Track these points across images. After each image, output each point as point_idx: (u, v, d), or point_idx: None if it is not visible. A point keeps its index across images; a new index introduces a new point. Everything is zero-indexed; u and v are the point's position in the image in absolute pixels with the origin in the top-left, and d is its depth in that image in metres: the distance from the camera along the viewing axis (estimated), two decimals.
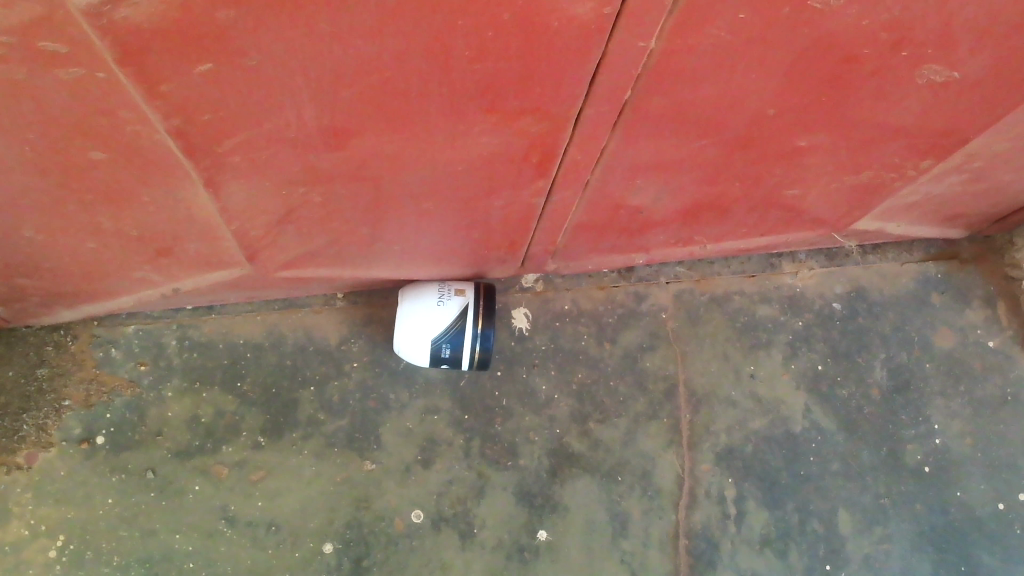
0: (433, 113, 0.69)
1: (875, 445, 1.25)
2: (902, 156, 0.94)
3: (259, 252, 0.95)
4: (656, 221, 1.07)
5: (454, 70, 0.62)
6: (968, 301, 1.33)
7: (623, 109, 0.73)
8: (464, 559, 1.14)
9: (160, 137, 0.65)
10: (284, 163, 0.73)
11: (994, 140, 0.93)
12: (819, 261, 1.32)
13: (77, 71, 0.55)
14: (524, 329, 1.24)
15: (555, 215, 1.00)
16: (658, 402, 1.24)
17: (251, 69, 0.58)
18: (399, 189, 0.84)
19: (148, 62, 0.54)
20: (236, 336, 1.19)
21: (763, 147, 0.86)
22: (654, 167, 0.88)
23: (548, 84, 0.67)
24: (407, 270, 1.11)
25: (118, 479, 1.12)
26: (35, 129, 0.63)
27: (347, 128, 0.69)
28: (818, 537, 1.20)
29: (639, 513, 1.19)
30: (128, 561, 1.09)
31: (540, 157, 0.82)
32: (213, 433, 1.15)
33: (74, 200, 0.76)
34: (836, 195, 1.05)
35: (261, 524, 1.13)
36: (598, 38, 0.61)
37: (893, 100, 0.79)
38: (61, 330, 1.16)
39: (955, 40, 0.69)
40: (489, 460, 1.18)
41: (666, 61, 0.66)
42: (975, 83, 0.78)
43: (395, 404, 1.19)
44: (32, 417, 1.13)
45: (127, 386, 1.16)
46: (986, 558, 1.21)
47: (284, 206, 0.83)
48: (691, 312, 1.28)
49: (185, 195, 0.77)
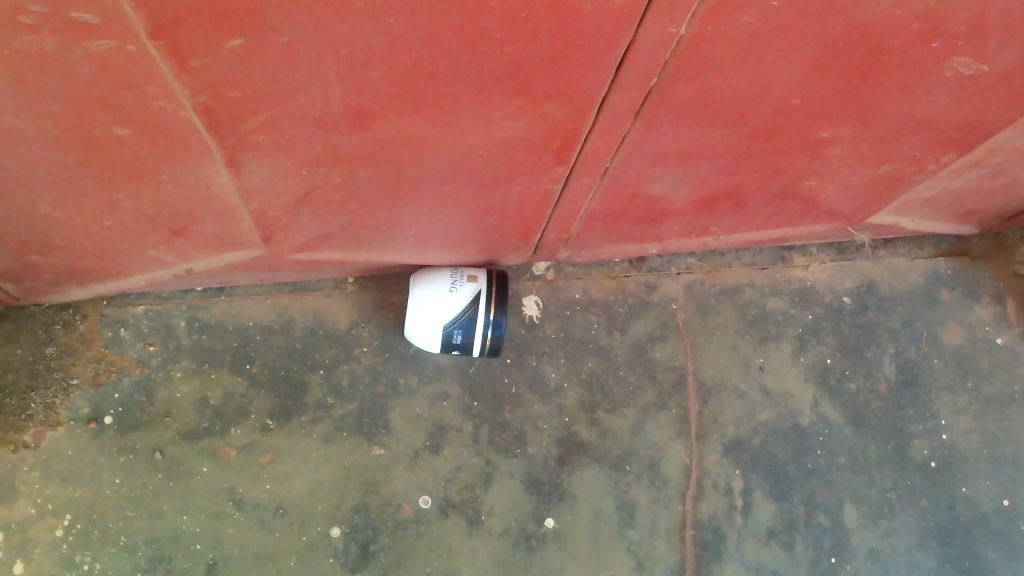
0: (460, 96, 0.68)
1: (883, 440, 1.25)
2: (923, 150, 0.94)
3: (274, 234, 0.95)
4: (672, 211, 1.06)
5: (484, 52, 0.61)
6: (977, 298, 1.33)
7: (649, 97, 0.72)
8: (471, 545, 1.14)
9: (185, 113, 0.64)
10: (307, 143, 0.72)
11: (1016, 136, 0.93)
12: (830, 255, 1.32)
13: (107, 44, 0.54)
14: (534, 317, 1.24)
15: (571, 203, 0.99)
16: (667, 393, 1.24)
17: (281, 46, 0.57)
18: (419, 173, 0.83)
19: (180, 37, 0.53)
20: (246, 318, 1.19)
21: (786, 138, 0.85)
22: (674, 155, 0.87)
23: (576, 69, 0.66)
24: (420, 254, 1.11)
25: (126, 460, 1.12)
26: (59, 102, 0.62)
27: (372, 109, 0.68)
28: (824, 530, 1.21)
29: (646, 503, 1.19)
30: (135, 542, 1.09)
31: (562, 143, 0.81)
32: (222, 415, 1.15)
33: (92, 176, 0.75)
34: (854, 188, 1.04)
35: (269, 507, 1.13)
36: (630, 23, 0.60)
37: (919, 92, 0.78)
38: (70, 309, 1.15)
39: (987, 33, 0.68)
40: (497, 447, 1.18)
41: (696, 49, 0.65)
42: (1004, 77, 0.77)
43: (404, 390, 1.19)
44: (40, 396, 1.12)
45: (137, 366, 1.15)
46: (989, 554, 1.22)
47: (303, 187, 0.82)
48: (702, 303, 1.28)
49: (205, 174, 0.76)
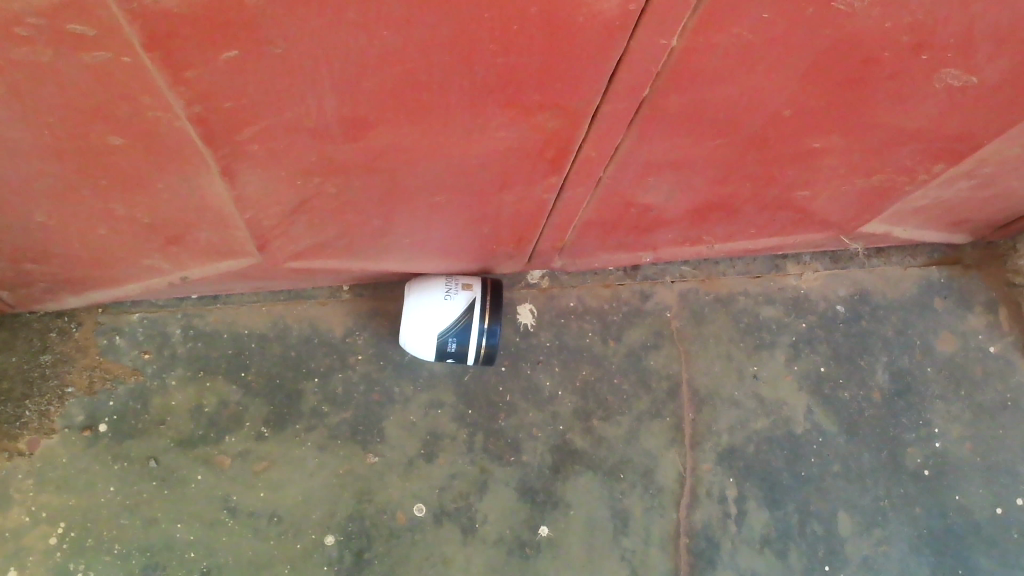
0: (453, 106, 0.69)
1: (876, 447, 1.26)
2: (914, 160, 0.95)
3: (270, 242, 0.95)
4: (665, 220, 1.07)
5: (478, 63, 0.62)
6: (970, 306, 1.34)
7: (640, 107, 0.73)
8: (466, 553, 1.14)
9: (180, 123, 0.65)
10: (301, 152, 0.73)
11: (1006, 146, 0.94)
12: (823, 263, 1.33)
13: (103, 55, 0.55)
14: (529, 325, 1.24)
15: (565, 212, 1.00)
16: (661, 401, 1.24)
17: (276, 57, 0.58)
18: (414, 182, 0.84)
19: (174, 48, 0.54)
20: (241, 326, 1.19)
21: (777, 148, 0.86)
22: (667, 165, 0.88)
23: (568, 80, 0.66)
24: (415, 262, 1.11)
25: (120, 467, 1.12)
26: (54, 112, 0.63)
27: (366, 119, 0.69)
28: (817, 538, 1.21)
29: (640, 511, 1.19)
30: (129, 549, 1.09)
31: (555, 152, 0.82)
32: (216, 423, 1.15)
33: (88, 185, 0.76)
34: (845, 197, 1.05)
35: (264, 515, 1.12)
36: (621, 35, 0.61)
37: (909, 102, 0.79)
38: (65, 317, 1.15)
39: (975, 45, 0.69)
40: (492, 455, 1.18)
41: (687, 60, 0.66)
42: (992, 89, 0.78)
43: (399, 398, 1.19)
44: (35, 404, 1.12)
45: (131, 373, 1.15)
46: (983, 562, 1.22)
47: (298, 196, 0.83)
48: (696, 311, 1.29)
49: (201, 183, 0.76)
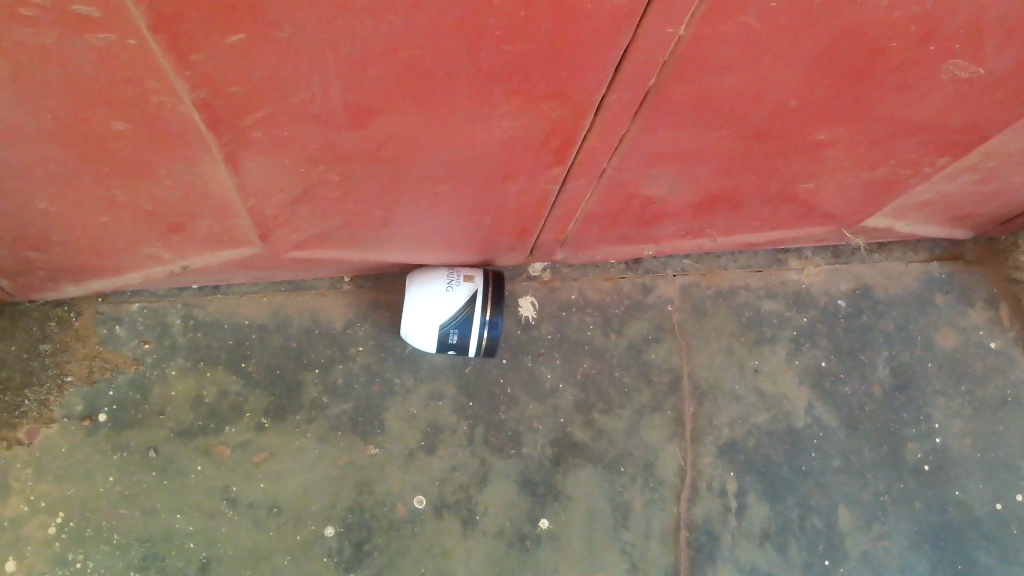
0: (458, 95, 0.68)
1: (877, 443, 1.26)
2: (918, 153, 0.94)
3: (272, 231, 0.95)
4: (668, 212, 1.07)
5: (484, 50, 0.61)
6: (971, 302, 1.34)
7: (646, 98, 0.73)
8: (466, 545, 1.14)
9: (184, 108, 0.64)
10: (305, 139, 0.73)
11: (1010, 140, 0.93)
12: (825, 258, 1.33)
13: (108, 37, 0.54)
14: (530, 318, 1.24)
15: (569, 203, 0.99)
16: (662, 394, 1.24)
17: (282, 42, 0.57)
18: (417, 171, 0.83)
19: (180, 31, 0.53)
20: (242, 317, 1.19)
21: (783, 140, 0.86)
22: (671, 157, 0.87)
23: (575, 68, 0.66)
24: (417, 253, 1.11)
25: (120, 457, 1.11)
26: (57, 95, 0.62)
27: (371, 106, 0.68)
28: (817, 532, 1.21)
29: (641, 504, 1.19)
30: (128, 539, 1.09)
31: (560, 143, 0.81)
32: (216, 413, 1.15)
33: (89, 171, 0.75)
34: (849, 190, 1.05)
35: (264, 506, 1.12)
36: (629, 22, 0.60)
37: (915, 94, 0.78)
38: (64, 306, 1.15)
39: (983, 36, 0.69)
40: (492, 448, 1.18)
41: (695, 49, 0.65)
42: (999, 80, 0.77)
43: (399, 389, 1.19)
44: (35, 393, 1.12)
45: (131, 363, 1.15)
46: (982, 557, 1.23)
47: (301, 184, 0.82)
48: (697, 305, 1.29)
49: (203, 170, 0.76)
